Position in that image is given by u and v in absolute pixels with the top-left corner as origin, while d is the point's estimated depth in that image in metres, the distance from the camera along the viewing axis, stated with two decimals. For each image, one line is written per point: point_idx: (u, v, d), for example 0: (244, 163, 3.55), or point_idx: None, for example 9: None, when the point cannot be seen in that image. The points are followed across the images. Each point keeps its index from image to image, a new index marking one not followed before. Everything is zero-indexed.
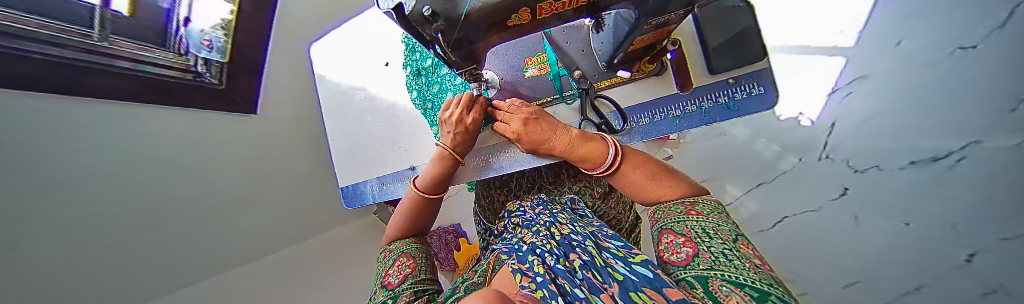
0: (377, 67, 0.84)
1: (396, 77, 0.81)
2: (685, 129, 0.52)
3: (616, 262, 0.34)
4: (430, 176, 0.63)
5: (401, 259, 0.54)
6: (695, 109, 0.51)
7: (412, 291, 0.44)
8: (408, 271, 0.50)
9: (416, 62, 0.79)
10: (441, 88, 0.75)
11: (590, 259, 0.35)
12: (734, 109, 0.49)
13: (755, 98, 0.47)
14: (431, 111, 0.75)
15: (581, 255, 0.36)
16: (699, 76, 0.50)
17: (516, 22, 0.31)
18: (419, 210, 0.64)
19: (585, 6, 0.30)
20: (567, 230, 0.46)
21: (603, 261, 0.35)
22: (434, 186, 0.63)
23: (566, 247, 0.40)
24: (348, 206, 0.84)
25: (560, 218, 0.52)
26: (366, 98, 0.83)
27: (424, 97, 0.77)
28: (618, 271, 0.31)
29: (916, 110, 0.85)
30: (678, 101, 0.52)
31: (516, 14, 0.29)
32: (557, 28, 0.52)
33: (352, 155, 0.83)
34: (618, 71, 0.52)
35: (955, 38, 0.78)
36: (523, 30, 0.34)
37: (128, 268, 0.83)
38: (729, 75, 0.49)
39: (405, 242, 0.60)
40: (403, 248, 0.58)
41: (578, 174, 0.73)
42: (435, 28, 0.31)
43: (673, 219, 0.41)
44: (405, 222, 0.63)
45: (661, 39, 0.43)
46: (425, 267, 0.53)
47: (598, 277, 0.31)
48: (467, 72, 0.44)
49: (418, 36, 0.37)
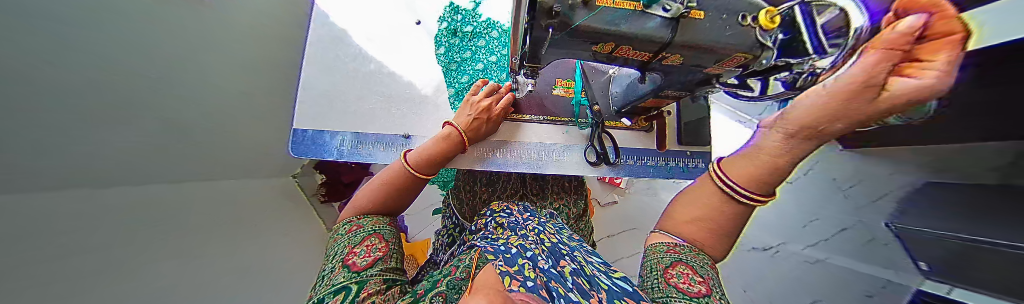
0: (405, 21, 0.84)
1: (425, 36, 0.83)
2: (656, 177, 0.66)
3: (600, 275, 0.36)
4: (427, 154, 0.58)
5: (371, 238, 0.45)
6: (664, 165, 0.66)
7: (382, 279, 0.37)
8: (379, 255, 0.42)
9: (454, 22, 0.78)
10: (470, 59, 0.76)
11: (579, 269, 0.36)
12: (687, 172, 0.66)
13: (699, 169, 0.66)
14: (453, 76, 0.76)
15: (570, 263, 0.38)
16: (672, 143, 0.67)
17: (597, 50, 0.35)
18: (404, 188, 0.56)
19: (641, 61, 0.37)
20: (555, 239, 0.50)
21: (589, 273, 0.36)
22: (429, 165, 0.58)
23: (557, 256, 0.41)
24: (293, 154, 0.66)
25: (547, 228, 0.56)
26: (382, 40, 0.79)
27: (450, 57, 0.77)
28: (603, 282, 0.32)
29: (770, 213, 1.33)
30: (655, 155, 0.66)
31: (603, 44, 0.32)
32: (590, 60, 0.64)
33: (329, 96, 0.71)
34: (621, 118, 0.65)
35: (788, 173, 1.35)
36: (591, 57, 0.38)
37: (58, 173, 0.47)
38: (688, 148, 0.67)
39: (378, 220, 0.52)
40: (375, 227, 0.49)
41: (560, 191, 0.82)
42: (549, 24, 0.29)
43: (693, 259, 0.33)
44: (380, 197, 0.54)
45: (656, 107, 0.57)
46: (396, 254, 0.46)
47: (587, 284, 0.30)
48: (530, 68, 0.44)
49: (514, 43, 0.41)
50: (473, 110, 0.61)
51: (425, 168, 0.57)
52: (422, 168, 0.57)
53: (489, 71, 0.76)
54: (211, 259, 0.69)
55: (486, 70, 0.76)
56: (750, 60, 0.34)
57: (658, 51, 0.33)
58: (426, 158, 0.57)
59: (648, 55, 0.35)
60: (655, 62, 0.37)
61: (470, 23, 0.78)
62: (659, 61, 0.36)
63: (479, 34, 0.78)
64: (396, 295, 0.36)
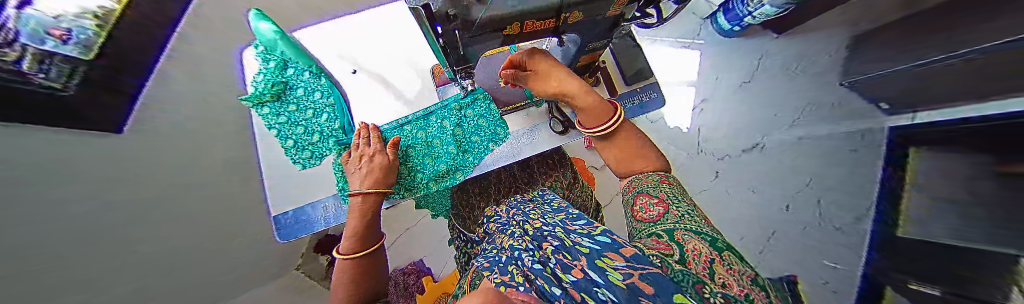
0: (349, 73, 0.91)
1: (372, 79, 0.92)
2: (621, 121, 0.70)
3: (583, 239, 0.30)
4: (349, 236, 0.57)
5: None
6: (623, 108, 0.71)
7: None
8: None
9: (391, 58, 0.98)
10: (437, 146, 0.68)
11: (559, 242, 0.33)
12: (644, 106, 0.71)
13: (654, 100, 0.71)
14: (420, 172, 0.68)
15: (551, 241, 0.34)
16: (621, 87, 0.72)
17: (510, 33, 0.38)
18: (355, 276, 0.53)
19: (551, 27, 0.40)
20: (540, 223, 0.48)
21: (572, 241, 0.31)
22: (361, 241, 0.57)
23: (539, 238, 0.39)
24: (280, 240, 0.75)
25: (534, 214, 0.56)
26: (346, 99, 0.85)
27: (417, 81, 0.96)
28: (583, 246, 0.27)
29: (734, 112, 1.47)
30: (613, 102, 0.70)
31: (508, 27, 0.36)
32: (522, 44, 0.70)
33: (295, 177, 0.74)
34: None
35: (737, 75, 1.52)
36: (509, 41, 0.42)
37: None
38: (637, 86, 0.72)
39: None
40: None
41: (548, 171, 0.85)
42: (454, 26, 0.32)
43: (650, 185, 0.43)
44: (347, 299, 0.49)
45: (593, 61, 0.62)
46: None
47: (568, 256, 0.27)
48: (463, 70, 0.47)
49: (451, 59, 0.41)
50: (359, 162, 0.64)
51: (353, 247, 0.56)
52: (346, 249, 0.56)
53: (464, 150, 0.68)
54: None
55: (460, 153, 0.68)
56: None
57: (557, 14, 0.37)
58: (351, 238, 0.57)
59: (554, 21, 0.38)
60: (562, 24, 0.40)
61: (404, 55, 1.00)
62: (564, 23, 0.40)
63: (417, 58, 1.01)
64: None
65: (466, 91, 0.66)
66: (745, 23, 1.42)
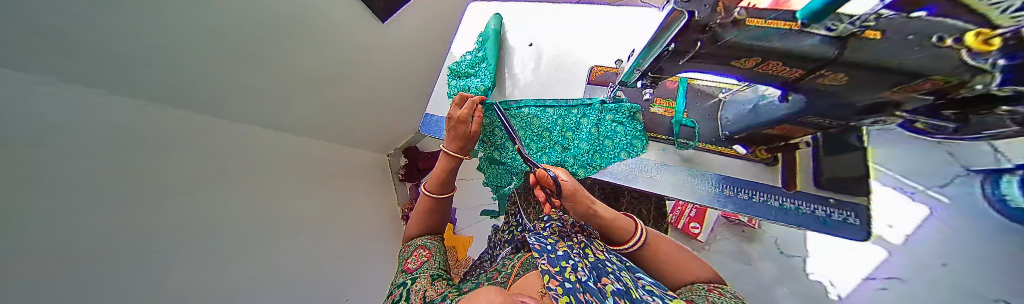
0: (520, 42, 0.99)
1: (537, 56, 0.96)
2: (783, 222, 0.55)
3: (654, 301, 0.37)
4: (434, 179, 0.70)
5: (419, 250, 0.61)
6: (793, 209, 0.55)
7: (429, 275, 0.52)
8: (425, 259, 0.57)
9: (561, 43, 0.96)
10: (567, 139, 0.69)
11: (624, 289, 0.39)
12: (828, 225, 0.53)
13: (851, 225, 0.52)
14: (546, 154, 0.69)
15: (613, 282, 0.40)
16: (804, 184, 0.56)
17: (736, 64, 0.37)
18: (431, 208, 0.70)
19: (787, 76, 0.37)
20: (601, 255, 0.49)
21: (637, 296, 0.38)
22: (441, 187, 0.70)
23: (599, 269, 0.43)
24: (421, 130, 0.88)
25: (596, 242, 0.55)
26: (508, 69, 0.95)
27: (573, 72, 0.90)
28: None
29: None
30: (779, 194, 0.57)
31: (744, 59, 0.36)
32: (699, 82, 0.66)
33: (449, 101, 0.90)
34: (734, 144, 0.61)
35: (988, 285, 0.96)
36: (726, 71, 0.41)
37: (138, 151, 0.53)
38: (831, 195, 0.55)
39: (421, 238, 0.66)
40: (422, 242, 0.64)
41: (636, 216, 0.80)
42: (700, 38, 0.34)
43: None
44: (425, 221, 0.69)
45: (791, 136, 0.51)
46: (440, 260, 0.59)
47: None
48: (652, 79, 0.50)
49: (651, 66, 0.44)
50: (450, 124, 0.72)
51: (436, 188, 0.70)
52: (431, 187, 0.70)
53: (594, 150, 0.66)
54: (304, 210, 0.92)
55: (587, 151, 0.67)
56: (952, 85, 0.28)
57: (816, 66, 0.33)
58: (435, 181, 0.70)
59: (802, 72, 0.35)
60: (806, 77, 0.36)
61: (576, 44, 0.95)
62: (812, 79, 0.36)
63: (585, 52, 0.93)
64: (441, 286, 0.48)
65: (619, 100, 0.68)
66: None
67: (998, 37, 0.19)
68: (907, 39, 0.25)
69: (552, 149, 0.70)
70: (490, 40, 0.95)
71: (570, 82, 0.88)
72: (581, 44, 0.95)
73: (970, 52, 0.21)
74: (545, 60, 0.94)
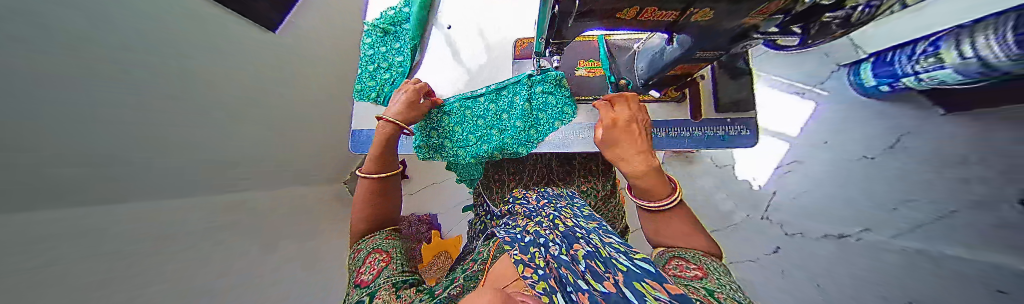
0: (439, 23, 0.87)
1: (458, 39, 0.86)
2: (692, 148, 0.63)
3: (618, 256, 0.32)
4: (374, 157, 0.62)
5: (374, 255, 0.51)
6: (702, 135, 0.63)
7: (391, 284, 0.41)
8: (382, 266, 0.46)
9: (484, 20, 0.88)
10: (502, 122, 0.69)
11: (593, 250, 0.34)
12: (726, 141, 0.63)
13: (743, 137, 0.62)
14: (485, 142, 0.70)
15: (584, 246, 0.35)
16: (708, 112, 0.64)
17: (622, 16, 0.37)
18: (377, 194, 0.62)
19: (668, 20, 0.38)
20: (571, 223, 0.48)
21: (606, 254, 0.33)
22: (380, 166, 0.62)
23: (570, 239, 0.40)
24: (355, 150, 0.78)
25: (564, 213, 0.54)
26: (428, 55, 0.84)
27: (500, 51, 0.84)
28: (620, 263, 0.29)
29: (829, 189, 1.20)
30: (689, 126, 0.64)
31: (626, 9, 0.34)
32: (615, 38, 0.67)
33: (376, 108, 0.80)
34: (649, 91, 0.65)
35: (860, 148, 1.17)
36: (616, 24, 0.40)
37: None
38: (729, 116, 0.63)
39: (375, 238, 0.57)
40: (375, 244, 0.54)
41: (588, 174, 0.87)
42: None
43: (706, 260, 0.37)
44: (378, 208, 0.61)
45: (691, 74, 0.56)
46: (402, 260, 0.49)
47: (601, 266, 0.29)
48: (557, 45, 0.48)
49: (551, 28, 0.41)
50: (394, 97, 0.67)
51: (374, 169, 0.62)
52: (368, 169, 0.62)
53: (530, 127, 0.66)
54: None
55: (525, 130, 0.67)
56: (790, 3, 0.31)
57: (684, 8, 0.33)
58: (374, 161, 0.62)
59: (676, 14, 0.35)
60: (682, 19, 0.37)
61: (499, 20, 0.87)
62: (686, 19, 0.36)
63: (511, 28, 0.87)
64: (409, 295, 0.38)
65: (548, 69, 0.68)
66: (899, 84, 1.08)
67: None
68: None
69: (490, 133, 0.70)
70: (416, 0, 0.84)
71: (495, 62, 0.82)
72: (503, 19, 0.88)
73: None
74: (469, 42, 0.85)
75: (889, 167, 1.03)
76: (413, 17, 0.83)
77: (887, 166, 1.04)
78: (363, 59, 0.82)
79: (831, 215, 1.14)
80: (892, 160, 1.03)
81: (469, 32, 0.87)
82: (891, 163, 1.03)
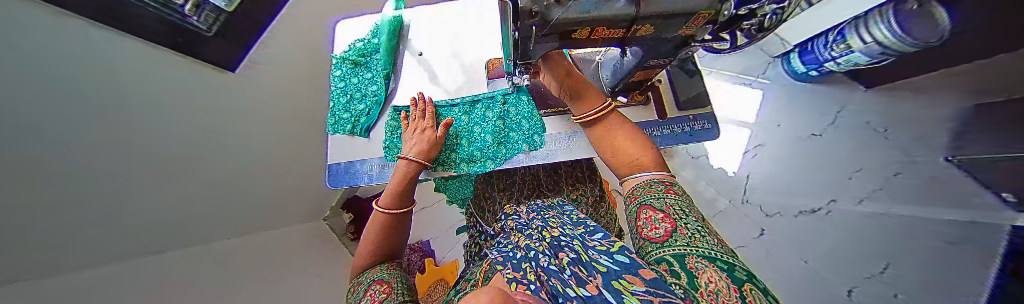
0: (410, 51, 0.89)
1: (431, 63, 0.88)
2: (664, 145, 0.67)
3: (600, 256, 0.30)
4: (392, 192, 0.62)
5: (375, 286, 0.46)
6: (670, 132, 0.68)
7: None
8: (384, 296, 0.42)
9: (455, 43, 0.91)
10: (475, 136, 0.72)
11: (576, 256, 0.33)
12: (693, 135, 0.68)
13: (706, 130, 0.68)
14: (459, 157, 0.71)
15: (569, 253, 0.34)
16: (672, 111, 0.69)
17: (578, 36, 0.40)
18: (388, 227, 0.61)
19: (618, 37, 0.42)
20: (558, 233, 0.46)
21: (588, 257, 0.32)
22: (398, 201, 0.62)
23: (557, 248, 0.38)
24: (331, 185, 0.74)
25: (551, 223, 0.53)
26: (402, 82, 0.85)
27: (474, 70, 0.87)
28: (601, 263, 0.27)
29: (798, 166, 1.32)
30: (658, 125, 0.69)
31: (579, 30, 0.38)
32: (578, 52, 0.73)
33: (351, 140, 0.78)
34: (618, 97, 0.70)
35: (808, 126, 1.35)
36: (575, 43, 0.43)
37: None
38: (690, 113, 0.69)
39: (377, 269, 0.53)
40: (376, 275, 0.50)
41: (575, 182, 0.89)
42: (533, 21, 0.34)
43: (653, 195, 0.41)
44: (376, 244, 0.58)
45: (649, 79, 0.62)
46: (404, 290, 0.45)
47: (584, 271, 0.28)
48: (526, 66, 0.51)
49: (517, 51, 0.44)
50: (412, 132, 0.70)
51: (389, 203, 0.61)
52: (385, 203, 0.62)
53: (501, 143, 0.71)
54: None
55: (495, 144, 0.71)
56: (713, 14, 0.37)
57: (629, 25, 0.38)
58: (390, 196, 0.61)
59: (623, 31, 0.40)
60: (630, 35, 0.41)
61: (469, 42, 0.92)
62: (633, 34, 0.41)
63: (482, 48, 0.91)
64: None
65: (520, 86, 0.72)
66: (825, 69, 1.25)
67: None
68: None
69: (466, 150, 0.72)
70: (384, 30, 0.84)
71: (470, 82, 0.85)
72: (473, 41, 0.92)
73: None
74: (443, 65, 0.88)
75: (837, 140, 1.19)
76: (382, 47, 0.84)
77: (837, 138, 1.19)
78: (334, 92, 0.81)
79: (805, 188, 1.25)
80: (840, 135, 1.19)
81: (441, 58, 0.89)
82: (840, 137, 1.18)
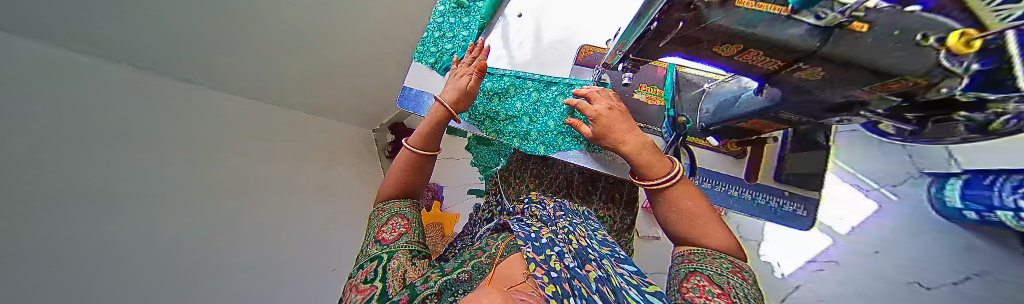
0: (510, 10, 0.89)
1: (525, 29, 0.87)
2: (735, 209, 0.59)
3: (629, 288, 0.37)
4: (422, 133, 0.65)
5: (395, 219, 0.56)
6: (751, 199, 0.59)
7: (406, 250, 0.48)
8: (403, 231, 0.53)
9: (557, 18, 0.88)
10: (539, 115, 0.72)
11: (604, 276, 0.38)
12: (776, 213, 0.58)
13: (795, 216, 0.58)
14: (515, 126, 0.73)
15: (597, 270, 0.39)
16: (766, 178, 0.59)
17: (718, 51, 0.35)
18: (416, 166, 0.64)
19: (765, 68, 0.35)
20: (584, 242, 0.47)
21: (616, 283, 0.37)
22: (426, 142, 0.65)
23: (581, 258, 0.41)
24: (399, 105, 0.82)
25: (578, 229, 0.53)
26: (492, 37, 0.86)
27: (563, 51, 0.84)
28: (630, 295, 0.34)
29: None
30: (741, 186, 0.60)
31: (727, 45, 0.33)
32: (687, 70, 0.65)
33: (430, 73, 0.84)
34: (708, 137, 0.61)
35: (920, 272, 1.09)
36: (706, 57, 0.38)
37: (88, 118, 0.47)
38: (788, 188, 0.59)
39: (399, 204, 0.61)
40: (397, 210, 0.59)
41: (609, 201, 0.84)
42: (684, 17, 0.30)
43: (714, 267, 0.37)
44: (403, 180, 0.63)
45: (762, 131, 0.52)
46: (417, 232, 0.55)
47: (611, 294, 0.34)
48: (634, 62, 0.47)
49: (635, 44, 0.41)
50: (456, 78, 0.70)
51: (421, 144, 0.64)
52: (415, 142, 0.65)
53: (559, 133, 0.70)
54: (276, 182, 0.92)
55: (554, 132, 0.71)
56: (925, 87, 0.27)
57: (794, 59, 0.31)
58: (422, 137, 0.64)
59: (780, 64, 0.33)
60: (784, 70, 0.34)
61: (570, 21, 0.88)
62: (789, 71, 0.34)
63: (580, 32, 0.87)
64: (421, 268, 0.44)
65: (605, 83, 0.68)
66: (994, 219, 0.92)
67: (979, 39, 0.17)
68: (894, 35, 0.22)
69: (521, 120, 0.73)
70: None
71: (554, 60, 0.82)
72: (574, 22, 0.88)
73: (949, 54, 0.20)
74: (535, 34, 0.86)
75: None
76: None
77: None
78: (431, 24, 0.87)
79: None
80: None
81: (533, 27, 0.87)
82: None
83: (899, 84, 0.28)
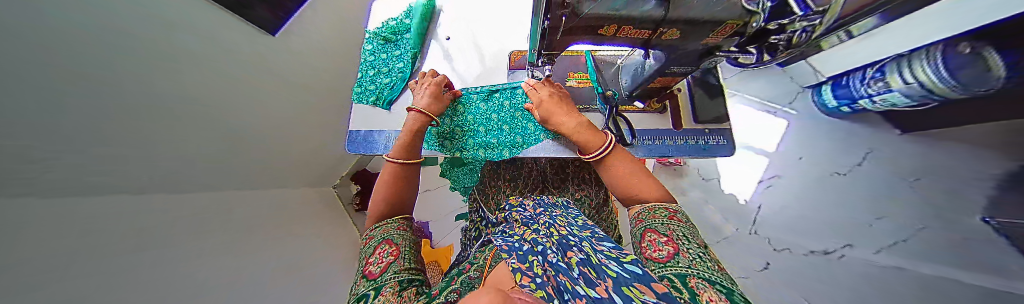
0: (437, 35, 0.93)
1: (457, 49, 0.91)
2: (676, 155, 0.67)
3: (609, 262, 0.32)
4: (401, 143, 0.63)
5: (382, 247, 0.49)
6: (685, 143, 0.68)
7: (396, 281, 0.38)
8: (391, 260, 0.45)
9: (481, 33, 0.95)
10: (492, 123, 0.76)
11: (586, 257, 0.34)
12: (707, 149, 0.67)
13: (720, 145, 0.67)
14: (473, 138, 0.75)
15: (578, 254, 0.35)
16: (688, 122, 0.70)
17: (603, 33, 0.42)
18: (396, 182, 0.61)
19: (643, 39, 0.44)
20: (566, 232, 0.48)
21: (597, 260, 0.33)
22: (406, 151, 0.63)
23: (565, 247, 0.40)
24: (349, 150, 0.78)
25: (559, 221, 0.54)
26: (427, 63, 0.89)
27: (496, 60, 0.90)
28: (611, 268, 0.29)
29: (806, 205, 1.26)
30: (673, 134, 0.69)
31: (606, 27, 0.40)
32: (601, 53, 0.75)
33: (374, 110, 0.82)
34: (634, 101, 0.70)
35: (830, 164, 1.26)
36: (601, 40, 0.45)
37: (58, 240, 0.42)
38: (706, 126, 0.69)
39: (387, 227, 0.56)
40: (385, 235, 0.53)
41: (581, 183, 0.90)
42: (564, 12, 0.37)
43: (658, 220, 0.43)
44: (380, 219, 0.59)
45: (669, 86, 0.62)
46: (409, 256, 0.48)
47: (593, 273, 0.29)
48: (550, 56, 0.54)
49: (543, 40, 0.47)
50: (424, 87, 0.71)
51: (400, 154, 0.62)
52: (395, 154, 0.63)
53: (515, 134, 0.75)
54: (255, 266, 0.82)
55: (510, 134, 0.75)
56: (741, 26, 0.37)
57: (655, 28, 0.39)
58: (401, 146, 0.63)
59: (649, 32, 0.41)
60: (654, 37, 0.42)
61: (494, 33, 0.96)
62: (658, 37, 0.42)
63: (505, 40, 0.95)
64: (415, 294, 0.36)
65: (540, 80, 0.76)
66: (857, 106, 1.19)
67: None
68: None
69: (477, 132, 0.76)
70: (417, 13, 0.91)
71: (491, 70, 0.88)
72: (499, 33, 0.96)
73: None
74: (466, 51, 0.91)
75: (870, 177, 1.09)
76: (413, 28, 0.90)
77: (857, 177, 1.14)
78: (363, 65, 0.87)
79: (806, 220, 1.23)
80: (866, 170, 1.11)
81: (464, 45, 0.93)
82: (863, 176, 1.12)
83: (724, 26, 0.37)
